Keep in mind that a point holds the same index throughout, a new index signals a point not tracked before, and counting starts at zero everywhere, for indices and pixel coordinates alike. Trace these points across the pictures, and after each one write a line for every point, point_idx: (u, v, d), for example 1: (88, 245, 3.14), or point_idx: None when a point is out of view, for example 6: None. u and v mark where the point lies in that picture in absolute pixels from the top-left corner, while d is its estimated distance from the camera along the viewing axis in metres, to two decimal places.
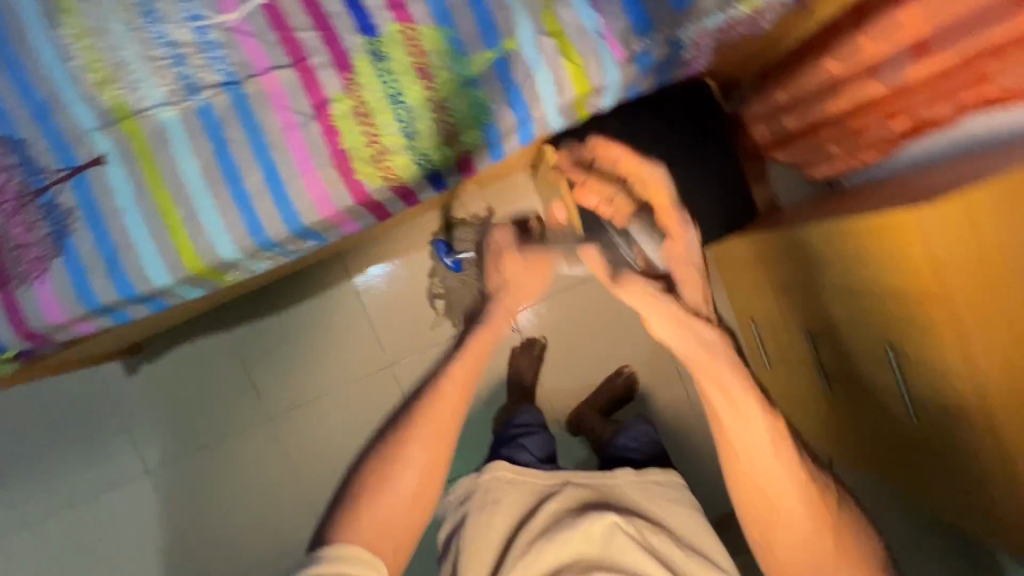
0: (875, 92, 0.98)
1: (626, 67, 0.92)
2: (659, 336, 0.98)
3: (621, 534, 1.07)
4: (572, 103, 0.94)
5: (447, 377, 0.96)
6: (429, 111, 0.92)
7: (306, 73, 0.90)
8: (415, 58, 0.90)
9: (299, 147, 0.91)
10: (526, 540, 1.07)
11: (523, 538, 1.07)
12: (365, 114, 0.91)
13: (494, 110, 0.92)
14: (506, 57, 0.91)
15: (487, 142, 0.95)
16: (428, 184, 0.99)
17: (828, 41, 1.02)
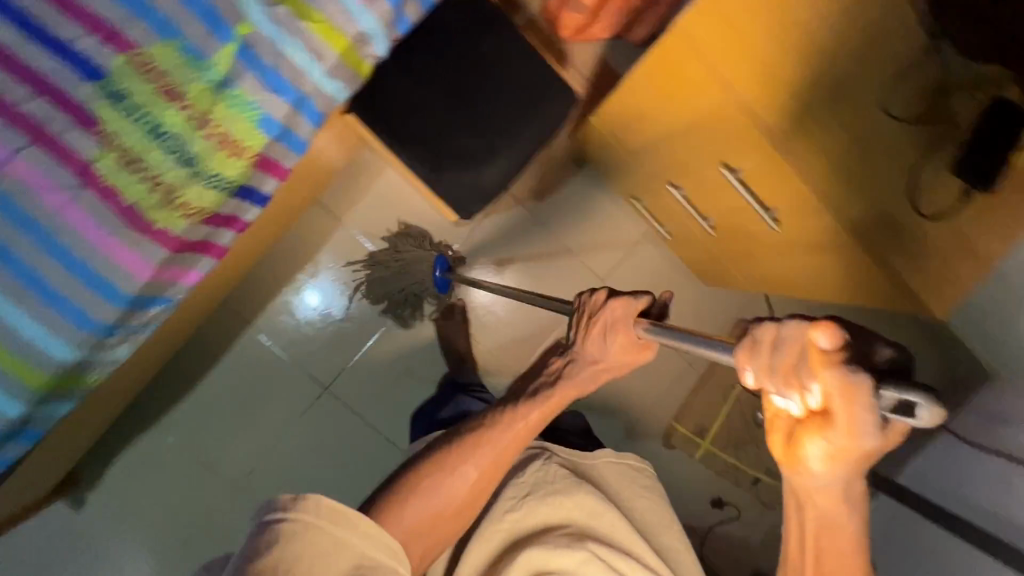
0: None
1: (375, 6, 0.87)
2: (806, 469, 0.62)
3: (605, 512, 0.97)
4: (338, 64, 0.90)
5: (518, 418, 0.89)
6: (197, 130, 0.85)
7: (50, 143, 0.78)
8: (155, 82, 0.82)
9: (84, 220, 0.82)
10: (515, 497, 0.94)
11: (513, 491, 0.95)
12: (133, 159, 0.83)
13: (262, 102, 0.87)
14: (248, 43, 0.84)
15: (276, 138, 0.91)
16: (244, 200, 0.96)
17: None
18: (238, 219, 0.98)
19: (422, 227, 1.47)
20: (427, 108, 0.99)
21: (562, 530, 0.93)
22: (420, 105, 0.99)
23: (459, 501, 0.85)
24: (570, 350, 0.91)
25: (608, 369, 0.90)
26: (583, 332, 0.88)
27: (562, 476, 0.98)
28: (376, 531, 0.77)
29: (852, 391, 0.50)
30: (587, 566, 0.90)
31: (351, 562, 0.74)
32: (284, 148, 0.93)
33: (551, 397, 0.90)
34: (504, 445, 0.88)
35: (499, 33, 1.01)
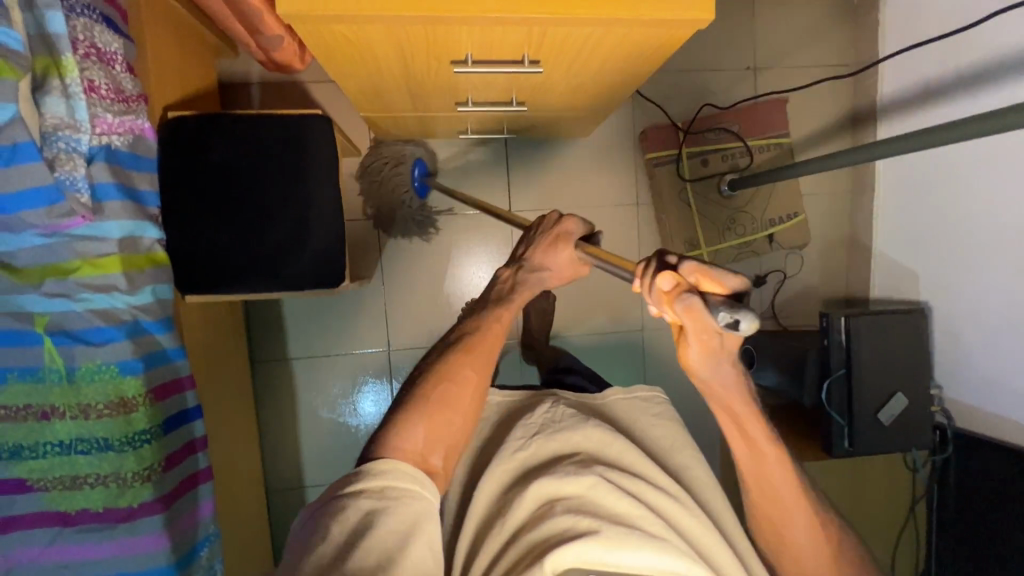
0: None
1: (108, 212, 0.89)
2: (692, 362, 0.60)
3: (615, 439, 0.83)
4: (130, 277, 0.92)
5: (467, 349, 0.80)
6: (88, 420, 0.89)
7: (14, 523, 0.88)
8: (27, 418, 0.86)
9: (81, 546, 0.90)
10: (524, 437, 0.84)
11: (523, 431, 0.85)
12: (71, 479, 0.89)
13: (107, 358, 0.89)
14: (56, 329, 0.87)
15: (149, 368, 0.94)
16: (185, 424, 1.03)
17: None
18: (194, 440, 1.05)
19: (345, 307, 1.48)
20: (224, 243, 1.02)
21: (570, 459, 0.80)
22: (230, 239, 1.02)
23: (458, 418, 0.76)
24: (521, 261, 0.87)
25: (559, 278, 0.86)
26: (534, 244, 0.86)
27: (569, 414, 0.87)
28: (387, 469, 0.68)
29: (694, 312, 0.51)
30: (593, 493, 0.74)
31: (366, 508, 0.64)
32: (164, 368, 0.98)
33: (512, 301, 0.85)
34: (488, 346, 0.81)
35: (220, 131, 1.02)
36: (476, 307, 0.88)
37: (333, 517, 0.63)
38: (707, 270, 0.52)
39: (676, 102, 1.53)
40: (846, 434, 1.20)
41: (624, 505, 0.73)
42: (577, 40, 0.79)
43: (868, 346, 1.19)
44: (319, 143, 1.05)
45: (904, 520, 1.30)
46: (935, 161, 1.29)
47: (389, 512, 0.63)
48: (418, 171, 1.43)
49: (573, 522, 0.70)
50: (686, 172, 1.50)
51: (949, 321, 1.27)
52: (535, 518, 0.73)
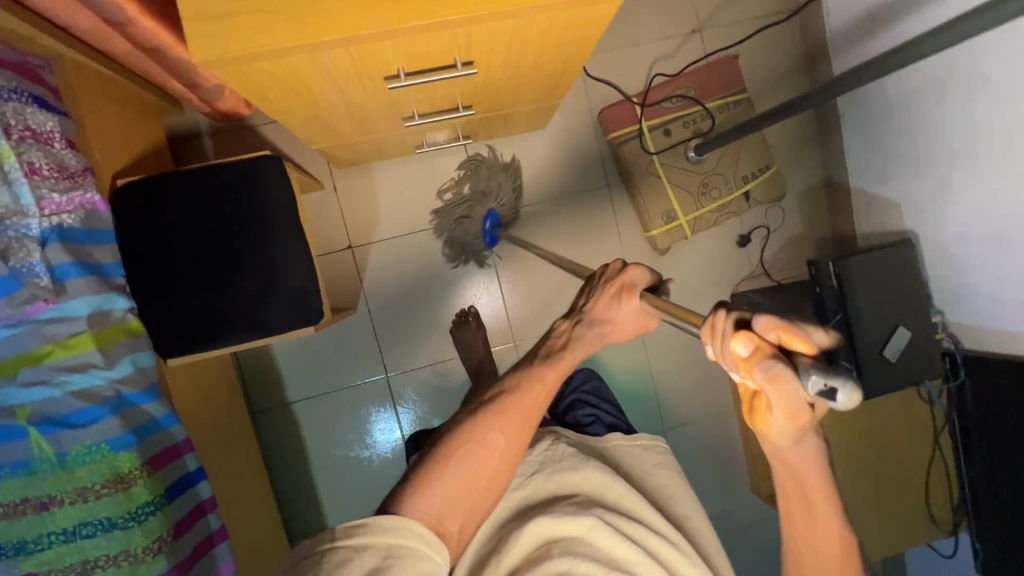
0: (158, 36, 0.93)
1: (71, 291, 0.88)
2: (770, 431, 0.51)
3: (612, 482, 0.86)
4: (105, 351, 0.91)
5: (504, 410, 0.72)
6: (88, 502, 0.87)
7: None
8: (25, 511, 0.84)
9: None
10: (524, 473, 0.88)
11: (523, 467, 0.88)
12: (82, 563, 0.87)
13: (97, 437, 0.88)
14: (38, 417, 0.85)
15: (141, 440, 0.93)
16: (190, 489, 1.01)
17: (98, 35, 0.94)
18: (202, 503, 1.03)
19: (337, 342, 1.47)
20: (198, 301, 1.01)
21: (570, 500, 0.83)
22: (206, 296, 1.01)
23: (480, 483, 0.69)
24: (579, 314, 0.85)
25: (620, 333, 0.84)
26: (592, 299, 0.85)
27: (569, 453, 0.90)
28: (395, 525, 0.62)
29: (785, 381, 0.44)
30: (592, 535, 0.77)
31: (375, 562, 0.60)
32: (158, 436, 0.97)
33: (564, 356, 0.81)
34: (526, 408, 0.73)
35: (172, 190, 1.01)
36: (520, 364, 0.82)
37: (333, 569, 0.59)
38: (791, 326, 0.45)
39: (629, 79, 1.52)
40: (855, 378, 1.18)
41: (621, 546, 0.77)
42: (503, 33, 0.77)
43: (862, 288, 1.16)
44: (274, 184, 1.04)
45: (930, 452, 1.25)
46: (894, 90, 1.27)
47: (397, 571, 0.60)
48: (488, 222, 1.45)
49: (569, 566, 0.73)
50: (652, 144, 1.48)
51: (939, 246, 1.25)
52: (532, 558, 0.75)
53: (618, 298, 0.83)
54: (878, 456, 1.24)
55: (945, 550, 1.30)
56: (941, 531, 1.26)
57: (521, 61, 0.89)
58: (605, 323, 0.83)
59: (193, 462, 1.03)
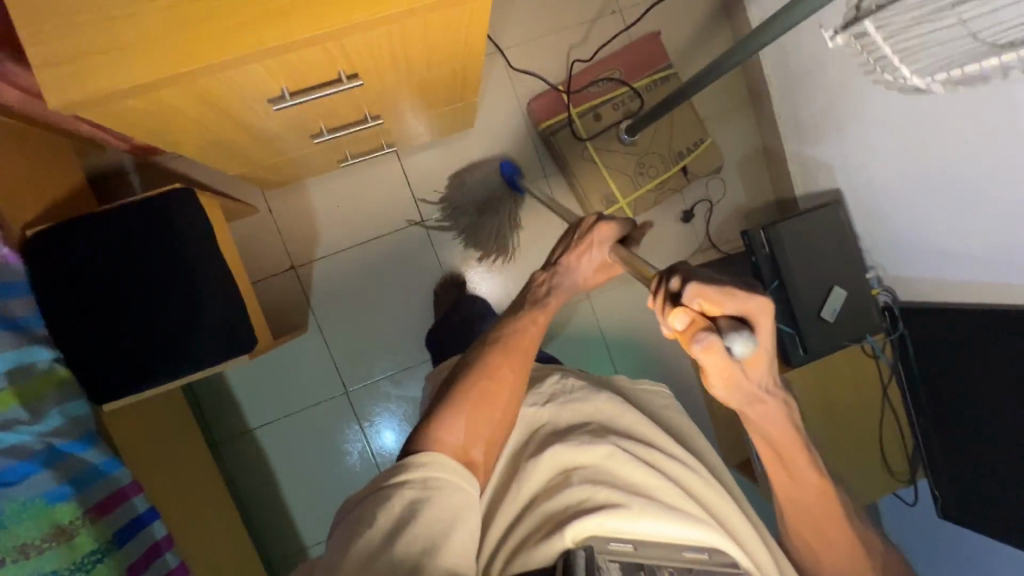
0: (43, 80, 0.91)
1: None
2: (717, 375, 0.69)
3: (625, 413, 0.92)
4: (30, 407, 0.90)
5: (510, 346, 0.88)
6: (30, 559, 0.84)
7: None
8: None
9: None
10: (538, 404, 0.94)
11: (535, 400, 0.95)
12: None
13: (31, 492, 0.86)
14: None
15: (80, 489, 0.92)
16: (142, 530, 1.01)
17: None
18: (157, 543, 1.03)
19: (292, 363, 1.46)
20: (125, 341, 1.00)
21: (586, 430, 0.88)
22: (133, 335, 1.01)
23: (498, 411, 0.81)
24: (555, 264, 1.07)
25: (589, 278, 1.07)
26: (568, 251, 1.07)
27: (582, 387, 0.96)
28: (427, 461, 0.69)
29: (712, 349, 0.60)
30: (610, 461, 0.81)
31: (412, 498, 0.65)
32: (100, 483, 0.96)
33: (550, 297, 1.02)
34: (523, 342, 0.89)
35: (83, 233, 1.00)
36: (517, 303, 1.01)
37: (378, 509, 0.64)
38: (713, 297, 0.62)
39: (553, 69, 1.51)
40: (798, 341, 1.19)
41: (638, 471, 0.81)
42: (381, 43, 0.76)
43: (794, 253, 1.17)
44: (188, 217, 1.04)
45: (881, 406, 1.27)
46: (808, 51, 1.26)
47: (435, 503, 0.65)
48: (507, 172, 1.47)
49: (590, 493, 0.77)
50: (584, 131, 1.48)
51: (867, 203, 1.27)
52: (549, 487, 0.80)
53: (584, 245, 1.06)
54: (829, 414, 1.27)
55: (907, 498, 1.32)
56: (899, 482, 1.28)
57: (412, 66, 0.88)
58: (579, 269, 1.05)
59: (143, 503, 1.03)
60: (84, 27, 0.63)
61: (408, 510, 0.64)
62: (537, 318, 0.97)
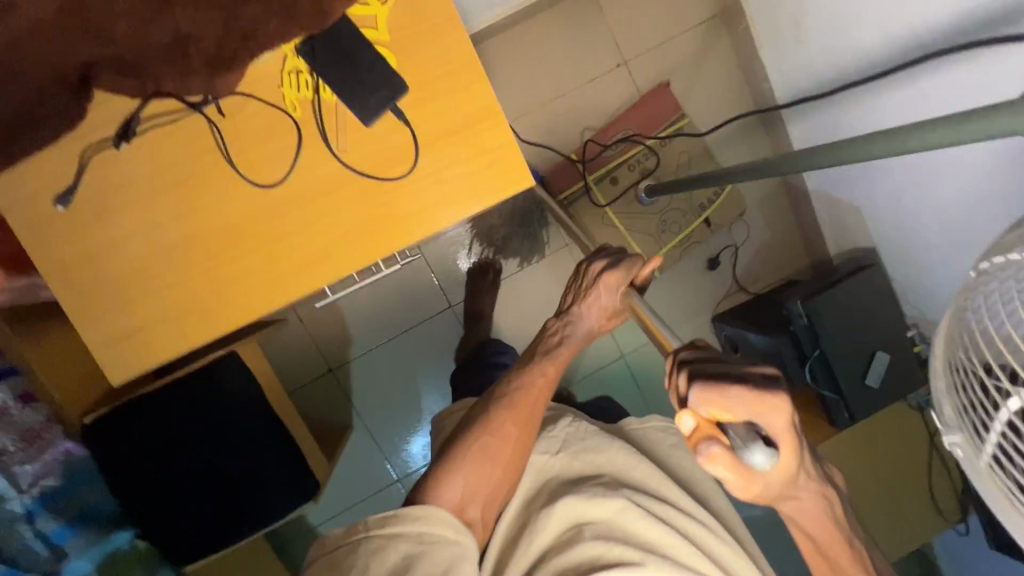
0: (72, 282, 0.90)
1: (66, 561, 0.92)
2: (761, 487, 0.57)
3: (638, 462, 0.87)
4: None
5: (513, 402, 0.85)
6: None
7: None
8: None
9: None
10: (549, 452, 0.88)
11: (546, 446, 0.88)
12: None
13: None
14: None
15: None
16: None
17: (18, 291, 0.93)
18: None
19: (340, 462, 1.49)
20: (191, 512, 1.02)
21: (597, 480, 0.84)
22: (199, 505, 1.02)
23: (500, 469, 0.81)
24: (567, 314, 0.98)
25: (600, 323, 0.97)
26: (579, 299, 0.96)
27: (593, 431, 0.90)
28: (421, 513, 0.69)
29: (721, 460, 0.51)
30: (620, 517, 0.80)
31: (404, 550, 0.66)
32: None
33: (558, 352, 0.93)
34: (533, 396, 0.87)
35: (143, 411, 1.02)
36: (523, 358, 0.94)
37: (371, 556, 0.65)
38: (713, 397, 0.53)
39: (561, 131, 1.46)
40: (841, 405, 1.20)
41: (649, 527, 0.80)
42: None
43: (832, 322, 1.17)
44: (237, 384, 1.06)
45: (926, 448, 1.29)
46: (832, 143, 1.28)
47: (427, 559, 0.66)
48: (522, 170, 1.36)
49: (600, 551, 0.76)
50: (603, 197, 1.45)
51: (902, 251, 1.24)
52: (557, 544, 0.78)
53: (598, 285, 0.94)
54: (875, 467, 1.29)
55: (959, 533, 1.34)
56: (949, 522, 1.31)
57: None
58: (592, 314, 0.96)
59: None
60: (133, 305, 0.63)
61: (402, 565, 0.65)
62: (546, 370, 0.91)
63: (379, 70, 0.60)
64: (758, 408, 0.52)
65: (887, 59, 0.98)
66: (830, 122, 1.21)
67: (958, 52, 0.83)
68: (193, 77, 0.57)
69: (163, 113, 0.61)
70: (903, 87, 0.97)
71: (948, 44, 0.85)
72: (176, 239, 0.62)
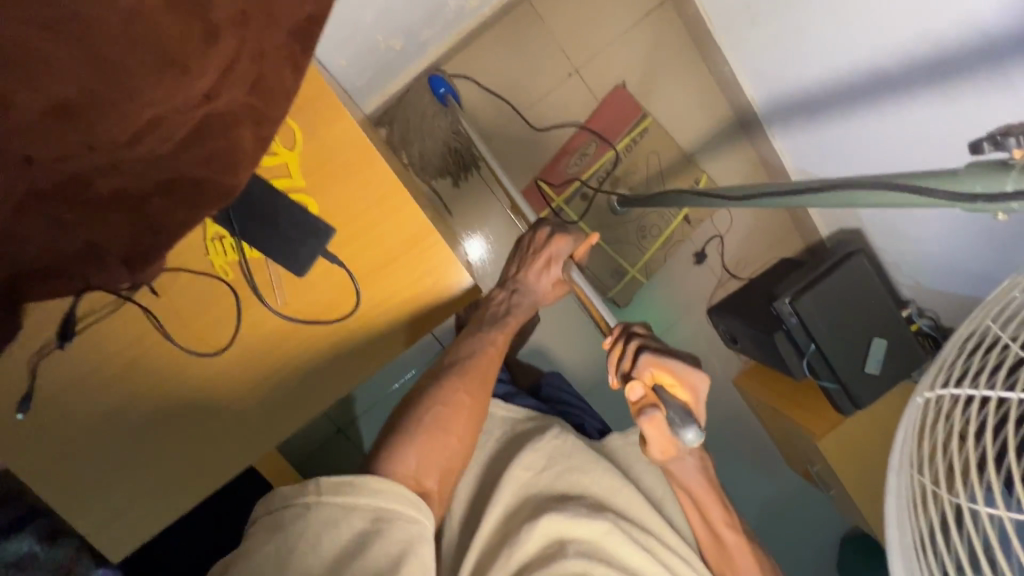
0: None
1: None
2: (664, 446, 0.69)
3: (618, 484, 0.88)
4: None
5: (461, 373, 0.84)
6: None
7: None
8: None
9: None
10: (533, 468, 0.87)
11: (530, 462, 0.88)
12: None
13: None
14: None
15: None
16: None
17: None
18: None
19: None
20: None
21: (583, 501, 0.85)
22: None
23: (453, 440, 0.78)
24: (513, 282, 0.93)
25: (548, 296, 0.94)
26: (524, 267, 0.92)
27: (578, 449, 0.90)
28: (379, 487, 0.64)
29: (656, 421, 0.62)
30: (601, 539, 0.81)
31: (360, 525, 0.61)
32: None
33: (506, 321, 0.91)
34: (484, 368, 0.86)
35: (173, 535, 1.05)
36: (470, 328, 0.92)
37: (324, 528, 0.60)
38: (659, 363, 0.63)
39: (523, 157, 1.38)
40: (844, 394, 1.19)
41: (628, 551, 0.81)
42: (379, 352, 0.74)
43: (824, 316, 1.15)
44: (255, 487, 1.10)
45: None
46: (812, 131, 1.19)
47: (384, 537, 0.61)
48: (439, 89, 1.23)
49: (582, 565, 0.77)
50: (575, 214, 1.40)
51: (892, 227, 1.19)
52: (541, 556, 0.78)
53: (540, 257, 0.90)
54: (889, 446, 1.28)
55: None
56: None
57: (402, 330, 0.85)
58: (537, 283, 0.91)
59: None
60: (131, 477, 0.69)
61: (356, 541, 0.60)
62: (496, 340, 0.90)
63: (308, 223, 0.64)
64: (688, 377, 0.62)
65: (864, 98, 0.99)
66: (808, 138, 1.21)
67: (932, 81, 0.84)
68: (117, 270, 0.56)
69: (98, 300, 0.65)
70: (888, 127, 0.98)
71: (927, 67, 0.83)
72: (148, 415, 0.68)
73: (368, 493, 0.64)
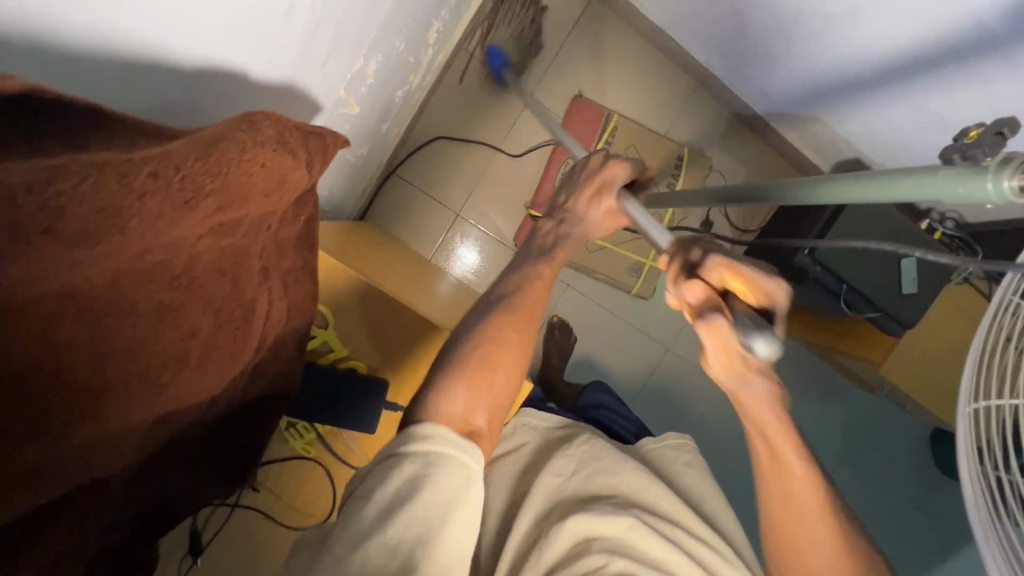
0: None
1: None
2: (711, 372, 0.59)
3: (654, 483, 0.75)
4: None
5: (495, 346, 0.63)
6: None
7: None
8: None
9: None
10: (563, 474, 0.74)
11: (561, 466, 0.75)
12: None
13: None
14: None
15: None
16: None
17: None
18: None
19: None
20: None
21: (608, 501, 0.72)
22: None
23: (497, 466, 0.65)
24: (560, 212, 0.76)
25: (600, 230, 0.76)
26: (574, 192, 0.75)
27: (610, 451, 0.78)
28: (431, 432, 0.51)
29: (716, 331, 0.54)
30: (631, 537, 0.67)
31: (411, 470, 0.48)
32: None
33: (553, 256, 0.73)
34: (525, 310, 0.66)
35: None
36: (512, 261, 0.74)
37: (374, 477, 0.48)
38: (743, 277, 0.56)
39: (512, 195, 1.40)
40: (890, 319, 1.19)
41: (662, 549, 0.67)
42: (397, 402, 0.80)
43: (845, 259, 1.16)
44: None
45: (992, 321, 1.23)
46: (807, 110, 1.21)
47: (435, 481, 0.48)
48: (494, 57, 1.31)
49: (606, 561, 0.63)
50: None
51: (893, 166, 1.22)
52: (570, 558, 0.65)
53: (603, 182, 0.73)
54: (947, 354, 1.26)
55: None
56: None
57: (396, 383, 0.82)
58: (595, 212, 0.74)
59: None
60: None
61: (404, 493, 0.47)
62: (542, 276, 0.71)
63: (362, 382, 0.76)
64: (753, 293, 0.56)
65: (862, 61, 0.99)
66: (804, 115, 1.23)
67: (961, 53, 0.84)
68: (216, 487, 0.62)
69: (215, 511, 0.74)
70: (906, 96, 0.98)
71: (957, 44, 0.83)
72: None
73: (422, 435, 0.51)
